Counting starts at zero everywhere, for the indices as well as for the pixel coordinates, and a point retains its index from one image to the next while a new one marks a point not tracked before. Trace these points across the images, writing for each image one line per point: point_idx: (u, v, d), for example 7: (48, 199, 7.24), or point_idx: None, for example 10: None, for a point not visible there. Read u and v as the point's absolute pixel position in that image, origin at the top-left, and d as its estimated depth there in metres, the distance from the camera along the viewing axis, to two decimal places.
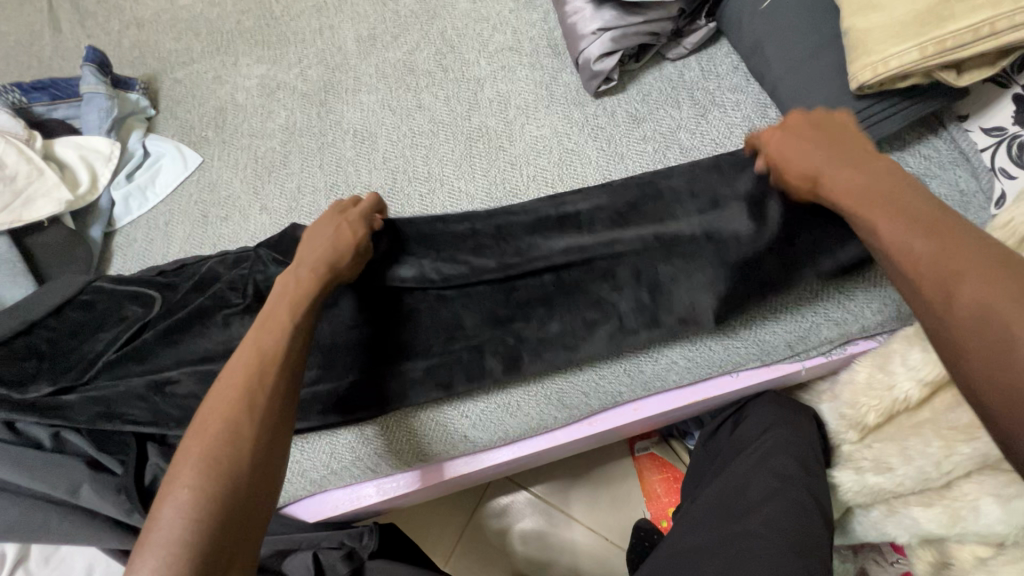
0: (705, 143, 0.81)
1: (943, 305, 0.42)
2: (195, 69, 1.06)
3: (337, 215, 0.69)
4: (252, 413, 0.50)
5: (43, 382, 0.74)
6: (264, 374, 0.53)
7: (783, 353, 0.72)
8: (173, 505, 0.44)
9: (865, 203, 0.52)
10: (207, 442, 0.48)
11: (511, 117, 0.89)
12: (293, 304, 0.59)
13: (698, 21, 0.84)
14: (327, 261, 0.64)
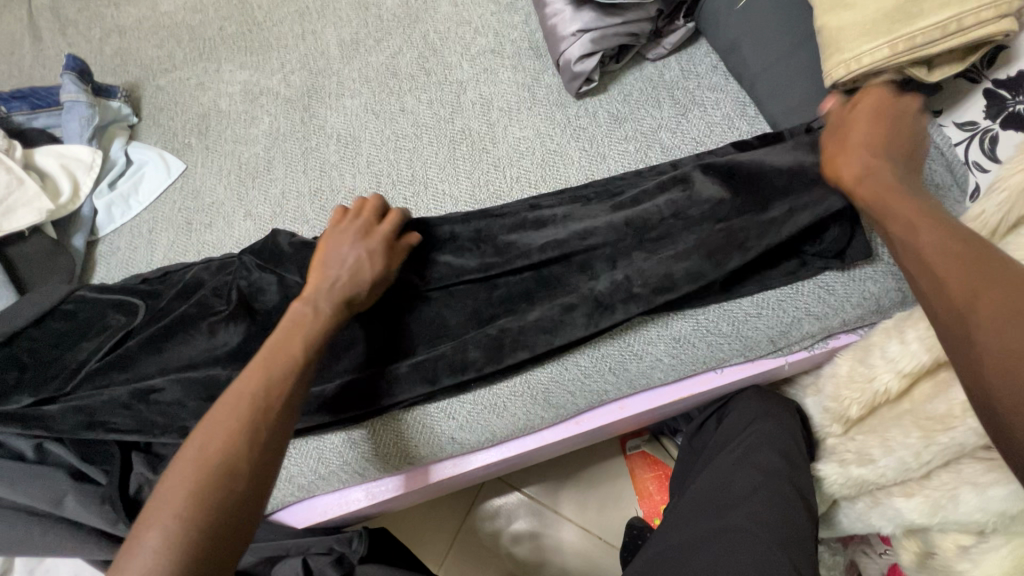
0: (686, 142, 0.82)
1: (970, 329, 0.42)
2: (178, 75, 1.06)
3: (359, 240, 0.67)
4: (252, 445, 0.50)
5: (26, 393, 0.74)
6: (268, 406, 0.53)
7: (766, 348, 0.72)
8: (160, 532, 0.45)
9: (898, 209, 0.52)
10: (202, 468, 0.48)
11: (494, 119, 0.89)
12: (305, 337, 0.59)
13: (677, 22, 0.85)
14: (344, 294, 0.63)
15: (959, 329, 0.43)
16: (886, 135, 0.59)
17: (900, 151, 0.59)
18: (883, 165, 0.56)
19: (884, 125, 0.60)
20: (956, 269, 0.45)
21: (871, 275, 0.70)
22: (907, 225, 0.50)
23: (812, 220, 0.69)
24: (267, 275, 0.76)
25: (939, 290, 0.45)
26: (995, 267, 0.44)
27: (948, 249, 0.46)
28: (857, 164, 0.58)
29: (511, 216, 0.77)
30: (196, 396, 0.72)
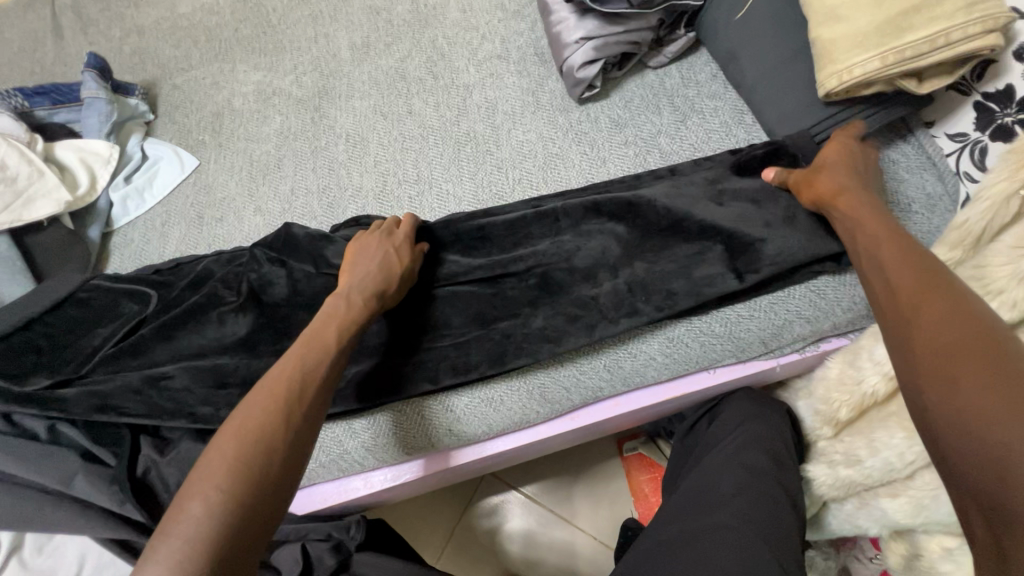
0: (686, 147, 0.84)
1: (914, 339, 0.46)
2: (193, 75, 1.09)
3: (387, 238, 0.72)
4: (289, 427, 0.53)
5: (44, 374, 0.76)
6: (304, 390, 0.56)
7: (758, 350, 0.74)
8: (203, 501, 0.47)
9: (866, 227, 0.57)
10: (239, 444, 0.50)
11: (498, 123, 0.92)
12: (341, 326, 0.63)
13: (679, 31, 0.87)
14: (376, 286, 0.67)
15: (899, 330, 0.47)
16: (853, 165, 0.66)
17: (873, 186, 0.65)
18: (856, 191, 0.62)
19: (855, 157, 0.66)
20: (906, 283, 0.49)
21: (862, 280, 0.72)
22: (872, 243, 0.55)
23: (803, 224, 0.71)
24: (276, 269, 0.79)
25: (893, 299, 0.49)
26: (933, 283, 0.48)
27: (909, 261, 0.50)
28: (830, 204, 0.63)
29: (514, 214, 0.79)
30: (203, 383, 0.74)
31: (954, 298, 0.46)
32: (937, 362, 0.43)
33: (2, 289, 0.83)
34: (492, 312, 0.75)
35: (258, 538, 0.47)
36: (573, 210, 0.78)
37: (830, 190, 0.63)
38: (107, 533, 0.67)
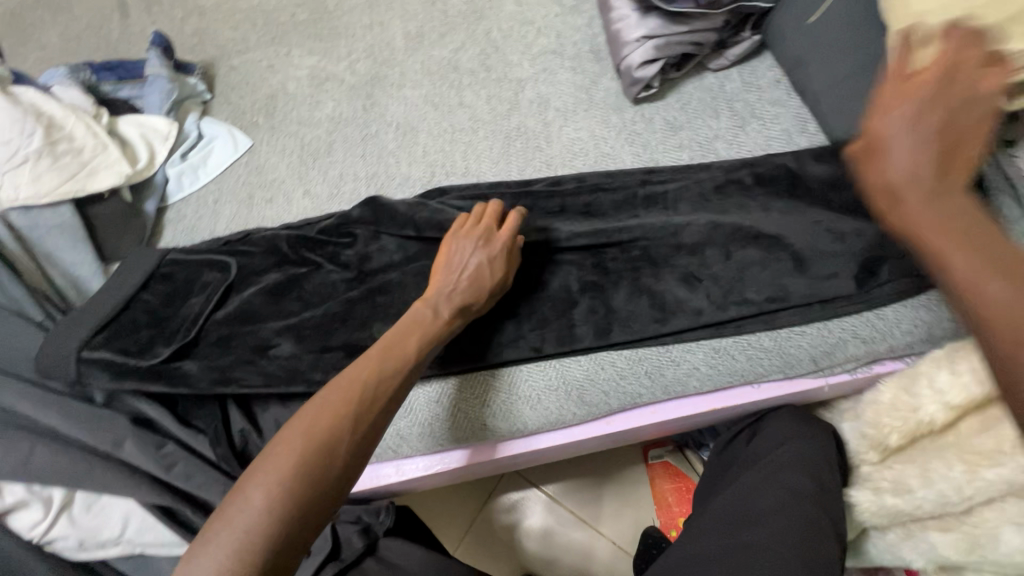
0: (742, 154, 0.81)
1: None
2: (250, 57, 1.11)
3: (483, 246, 0.70)
4: (353, 435, 0.55)
5: (161, 345, 0.76)
6: (375, 399, 0.58)
7: (807, 368, 0.71)
8: (265, 494, 0.50)
9: (945, 245, 0.43)
10: (307, 442, 0.53)
11: (550, 119, 0.91)
12: (422, 340, 0.64)
13: (744, 33, 0.85)
14: (464, 300, 0.68)
15: None
16: (966, 140, 0.48)
17: (967, 158, 0.47)
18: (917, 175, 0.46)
19: (941, 115, 0.47)
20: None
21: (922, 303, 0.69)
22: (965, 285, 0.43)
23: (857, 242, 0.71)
24: (371, 237, 0.82)
25: None
26: None
27: None
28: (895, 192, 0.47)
29: (622, 191, 0.80)
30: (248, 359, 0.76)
31: None
32: None
33: (64, 256, 0.86)
34: (541, 313, 0.75)
35: (308, 535, 0.51)
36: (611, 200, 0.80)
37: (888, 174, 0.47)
38: (152, 498, 0.70)
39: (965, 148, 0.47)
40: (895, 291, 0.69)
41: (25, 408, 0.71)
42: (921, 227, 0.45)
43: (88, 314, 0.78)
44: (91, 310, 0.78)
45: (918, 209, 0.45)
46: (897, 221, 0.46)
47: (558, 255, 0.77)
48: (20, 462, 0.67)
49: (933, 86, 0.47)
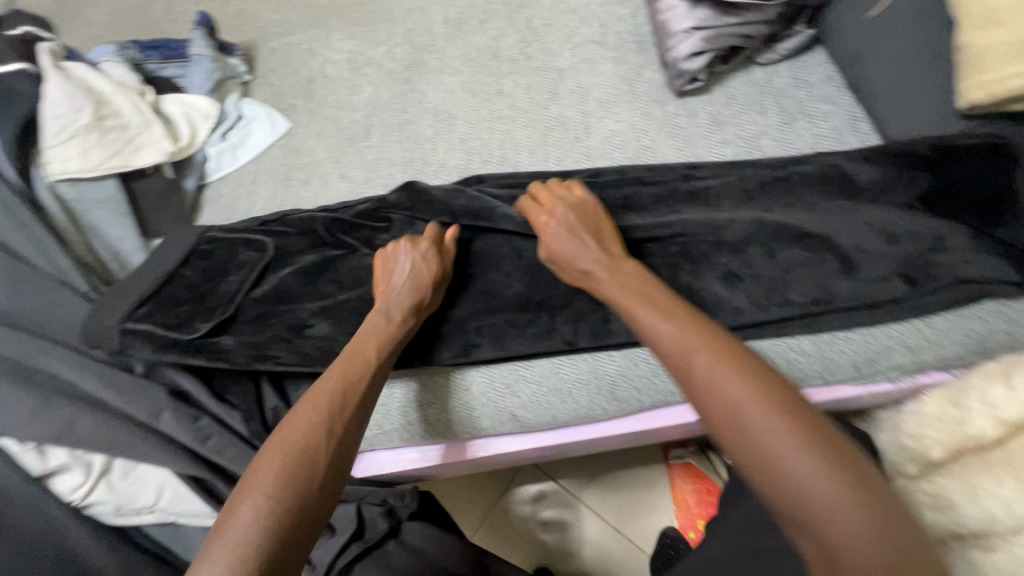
0: (790, 151, 0.79)
1: (760, 449, 0.47)
2: (290, 40, 1.12)
3: (412, 248, 0.73)
4: (329, 439, 0.55)
5: (200, 320, 0.77)
6: (344, 404, 0.58)
7: (848, 374, 0.70)
8: (252, 507, 0.50)
9: (643, 316, 0.59)
10: (285, 454, 0.53)
11: (590, 110, 0.89)
12: (378, 344, 0.65)
13: (797, 26, 0.82)
14: (409, 296, 0.70)
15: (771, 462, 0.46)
16: (601, 228, 0.71)
17: (615, 239, 0.71)
18: (597, 266, 0.67)
19: (578, 218, 0.72)
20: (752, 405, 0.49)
21: (975, 314, 0.67)
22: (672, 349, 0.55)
23: (908, 246, 0.68)
24: (408, 222, 0.82)
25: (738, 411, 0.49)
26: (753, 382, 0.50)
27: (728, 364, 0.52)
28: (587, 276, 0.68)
29: (663, 186, 0.78)
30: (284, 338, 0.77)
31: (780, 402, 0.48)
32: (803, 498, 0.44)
33: (106, 228, 0.88)
34: (576, 306, 0.74)
35: (303, 542, 0.51)
36: (649, 194, 0.78)
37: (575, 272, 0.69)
38: (189, 469, 0.72)
39: (606, 232, 0.71)
40: (946, 301, 0.67)
41: (72, 374, 0.73)
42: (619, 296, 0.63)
43: (131, 287, 0.80)
44: (132, 284, 0.80)
45: (616, 285, 0.64)
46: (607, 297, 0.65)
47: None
48: (64, 426, 0.70)
49: (576, 204, 0.73)
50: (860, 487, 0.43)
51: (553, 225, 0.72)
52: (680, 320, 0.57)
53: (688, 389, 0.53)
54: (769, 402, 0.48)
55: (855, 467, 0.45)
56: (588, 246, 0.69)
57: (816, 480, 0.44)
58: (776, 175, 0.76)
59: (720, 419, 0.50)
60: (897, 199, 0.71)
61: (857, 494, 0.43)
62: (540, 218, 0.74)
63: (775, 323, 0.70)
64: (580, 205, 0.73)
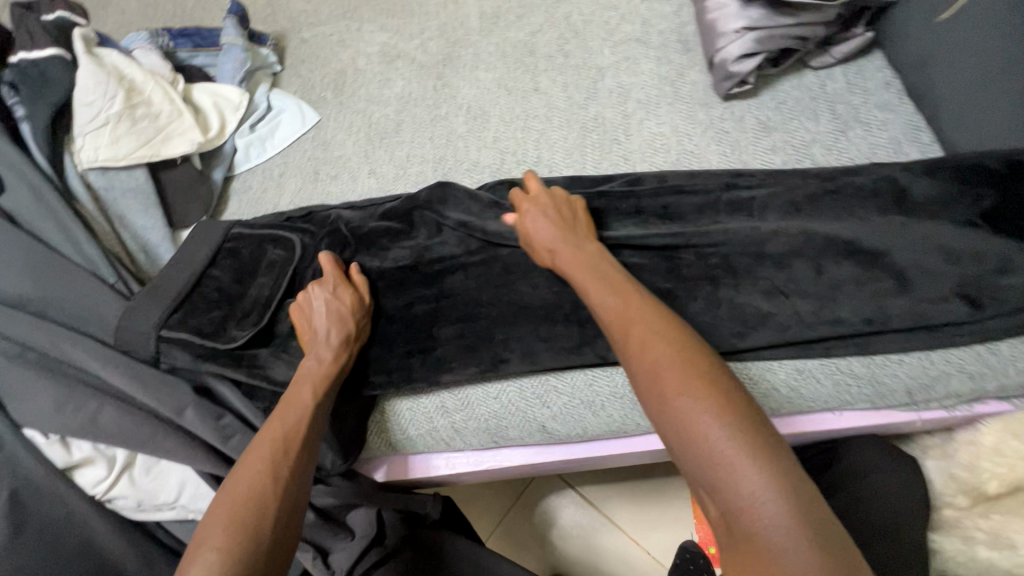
0: (843, 160, 0.75)
1: (680, 415, 0.50)
2: (322, 31, 1.10)
3: (323, 288, 0.71)
4: (276, 485, 0.55)
5: (235, 327, 0.76)
6: (287, 448, 0.58)
7: (899, 400, 0.66)
8: (204, 562, 0.49)
9: (592, 287, 0.63)
10: (232, 508, 0.53)
11: (630, 111, 0.86)
12: (314, 387, 0.64)
13: (854, 29, 0.78)
14: (333, 333, 0.68)
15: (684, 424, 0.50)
16: (575, 219, 0.71)
17: (583, 226, 0.71)
18: (562, 244, 0.68)
19: (561, 209, 0.71)
20: (676, 370, 0.53)
21: None
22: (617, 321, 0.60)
23: (971, 266, 0.64)
24: (439, 224, 0.79)
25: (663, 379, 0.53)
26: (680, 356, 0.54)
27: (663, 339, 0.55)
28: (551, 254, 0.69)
29: (706, 194, 0.75)
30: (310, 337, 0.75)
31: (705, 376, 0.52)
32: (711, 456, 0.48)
33: (134, 219, 0.87)
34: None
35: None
36: (690, 202, 0.74)
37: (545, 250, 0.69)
38: (210, 467, 0.70)
39: (581, 221, 0.71)
40: (1011, 326, 0.63)
41: (95, 366, 0.72)
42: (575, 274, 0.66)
43: (162, 289, 0.78)
44: (164, 285, 0.78)
45: (576, 264, 0.66)
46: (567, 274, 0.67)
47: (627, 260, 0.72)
48: (88, 419, 0.69)
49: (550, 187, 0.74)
50: (755, 448, 0.47)
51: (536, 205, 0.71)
52: (625, 297, 0.61)
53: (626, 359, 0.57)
54: (689, 373, 0.52)
55: (754, 432, 0.48)
56: (556, 225, 0.69)
57: (715, 438, 0.48)
58: (830, 184, 0.72)
59: (650, 385, 0.54)
60: (960, 215, 0.67)
61: (747, 453, 0.46)
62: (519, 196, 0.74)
63: (823, 343, 0.66)
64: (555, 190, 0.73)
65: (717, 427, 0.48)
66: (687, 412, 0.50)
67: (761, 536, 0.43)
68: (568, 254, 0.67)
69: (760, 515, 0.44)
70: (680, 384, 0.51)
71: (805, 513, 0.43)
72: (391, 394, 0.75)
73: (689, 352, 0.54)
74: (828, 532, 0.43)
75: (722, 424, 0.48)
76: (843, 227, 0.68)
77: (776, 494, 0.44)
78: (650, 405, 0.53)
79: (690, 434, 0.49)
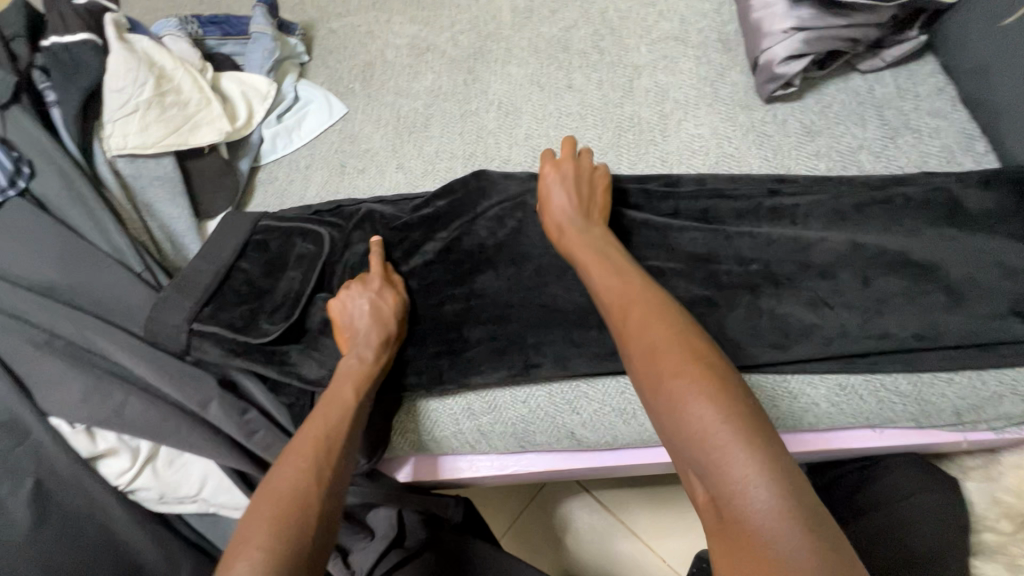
0: (892, 168, 0.72)
1: (669, 395, 0.48)
2: (350, 22, 1.09)
3: (365, 288, 0.71)
4: (320, 486, 0.54)
5: (265, 322, 0.75)
6: (330, 448, 0.57)
7: (946, 420, 0.64)
8: (248, 561, 0.47)
9: (594, 267, 0.62)
10: (277, 508, 0.51)
11: (668, 111, 0.83)
12: (355, 387, 0.63)
13: (909, 32, 0.75)
14: (375, 334, 0.68)
15: (672, 404, 0.48)
16: (589, 198, 0.70)
17: (596, 207, 0.70)
18: (573, 224, 0.67)
19: (578, 188, 0.69)
20: (670, 350, 0.50)
21: None
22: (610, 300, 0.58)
23: None
24: (469, 222, 0.77)
25: (654, 357, 0.50)
26: (674, 335, 0.51)
27: (656, 317, 0.53)
28: (559, 233, 0.68)
29: (746, 200, 0.73)
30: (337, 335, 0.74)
31: (696, 355, 0.49)
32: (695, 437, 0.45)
33: (161, 208, 0.86)
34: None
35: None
36: (729, 208, 0.73)
37: (555, 231, 0.68)
38: (232, 463, 0.69)
39: (595, 203, 0.70)
40: None
41: (122, 357, 0.71)
42: (579, 252, 0.64)
43: (192, 284, 0.77)
44: (192, 279, 0.78)
45: (583, 243, 0.65)
46: (573, 253, 0.65)
47: (663, 268, 0.70)
48: (113, 411, 0.68)
49: (569, 161, 0.71)
50: (746, 433, 0.44)
51: (552, 182, 0.70)
52: (625, 277, 0.59)
53: (619, 337, 0.55)
54: (681, 351, 0.50)
55: (744, 414, 0.45)
56: (566, 204, 0.68)
57: (703, 419, 0.45)
58: (877, 194, 0.69)
59: (640, 363, 0.52)
60: (1016, 230, 0.64)
61: (735, 436, 0.44)
62: (541, 167, 0.72)
63: (869, 358, 0.64)
64: (575, 164, 0.71)
65: (708, 412, 0.45)
66: (676, 390, 0.48)
67: (745, 522, 0.41)
68: (575, 235, 0.66)
69: (750, 502, 0.41)
70: (675, 366, 0.49)
71: (798, 503, 0.41)
72: (416, 395, 0.74)
73: (684, 331, 0.52)
74: (815, 525, 0.40)
75: (712, 405, 0.46)
76: (893, 239, 0.66)
77: (767, 483, 0.42)
78: (640, 383, 0.52)
79: (682, 417, 0.46)
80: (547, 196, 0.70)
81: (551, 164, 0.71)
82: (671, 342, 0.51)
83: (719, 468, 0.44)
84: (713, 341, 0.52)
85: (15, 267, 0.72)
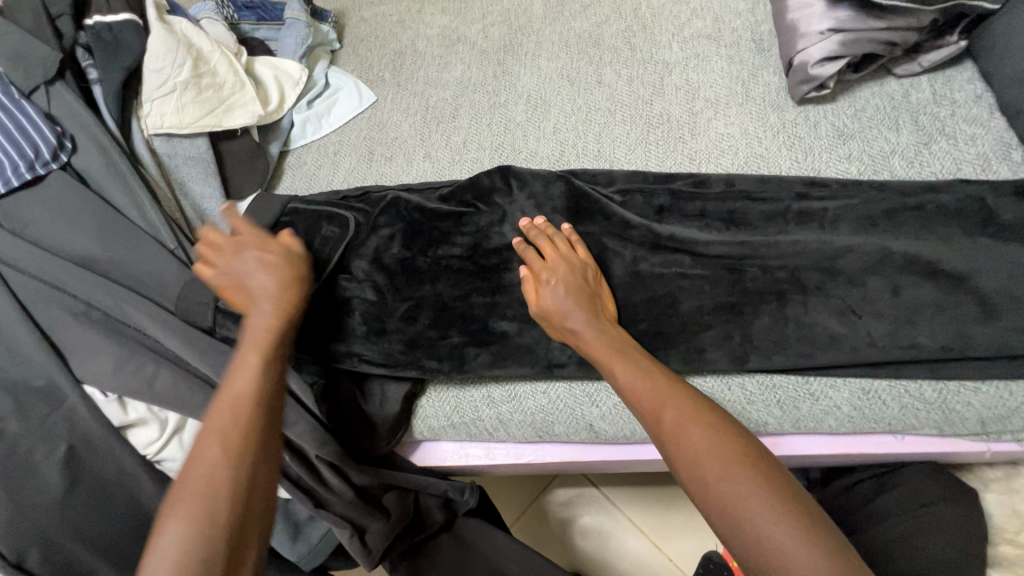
0: (926, 174, 0.72)
1: (710, 482, 0.50)
2: (382, 11, 1.10)
3: (244, 250, 0.64)
4: (225, 453, 0.51)
5: None
6: (236, 413, 0.53)
7: (969, 429, 0.64)
8: (165, 538, 0.48)
9: (620, 371, 0.59)
10: (188, 483, 0.50)
11: (698, 109, 0.83)
12: (259, 342, 0.58)
13: (949, 37, 0.74)
14: (267, 289, 0.62)
15: (719, 492, 0.49)
16: (595, 292, 0.68)
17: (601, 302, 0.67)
18: (590, 330, 0.63)
19: (579, 282, 0.67)
20: (699, 434, 0.52)
21: None
22: (630, 384, 0.58)
23: None
24: (492, 213, 0.78)
25: (685, 444, 0.52)
26: (700, 416, 0.54)
27: (680, 399, 0.55)
28: (576, 338, 0.64)
29: (774, 203, 0.72)
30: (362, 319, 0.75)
31: (722, 433, 0.52)
32: (738, 521, 0.48)
33: (194, 187, 0.88)
34: (666, 331, 0.68)
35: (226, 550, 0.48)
36: (759, 209, 0.73)
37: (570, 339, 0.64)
38: None
39: (601, 296, 0.68)
40: None
41: (154, 331, 0.72)
42: (599, 353, 0.61)
43: None
44: None
45: (603, 345, 0.62)
46: (596, 358, 0.62)
47: (688, 268, 0.70)
48: (144, 382, 0.70)
49: (565, 262, 0.68)
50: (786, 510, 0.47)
51: (557, 286, 0.66)
52: (635, 358, 0.60)
53: (643, 421, 0.56)
54: (708, 431, 0.52)
55: (775, 487, 0.49)
56: (577, 304, 0.64)
57: (745, 501, 0.48)
58: (910, 200, 0.69)
59: (674, 451, 0.53)
60: None
61: (779, 515, 0.47)
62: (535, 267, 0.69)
63: (895, 365, 0.64)
64: (572, 262, 0.69)
65: (750, 494, 0.48)
66: (713, 474, 0.50)
67: None
68: (597, 343, 0.62)
69: None
70: (722, 468, 0.50)
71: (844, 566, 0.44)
72: (438, 381, 0.75)
73: (703, 409, 0.54)
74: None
75: (750, 484, 0.49)
76: (924, 247, 0.66)
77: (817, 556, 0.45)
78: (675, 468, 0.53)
79: (740, 522, 0.48)
80: (553, 305, 0.65)
81: (547, 268, 0.68)
82: (698, 424, 0.53)
83: (771, 549, 0.46)
84: (726, 413, 0.54)
85: (55, 240, 0.75)
